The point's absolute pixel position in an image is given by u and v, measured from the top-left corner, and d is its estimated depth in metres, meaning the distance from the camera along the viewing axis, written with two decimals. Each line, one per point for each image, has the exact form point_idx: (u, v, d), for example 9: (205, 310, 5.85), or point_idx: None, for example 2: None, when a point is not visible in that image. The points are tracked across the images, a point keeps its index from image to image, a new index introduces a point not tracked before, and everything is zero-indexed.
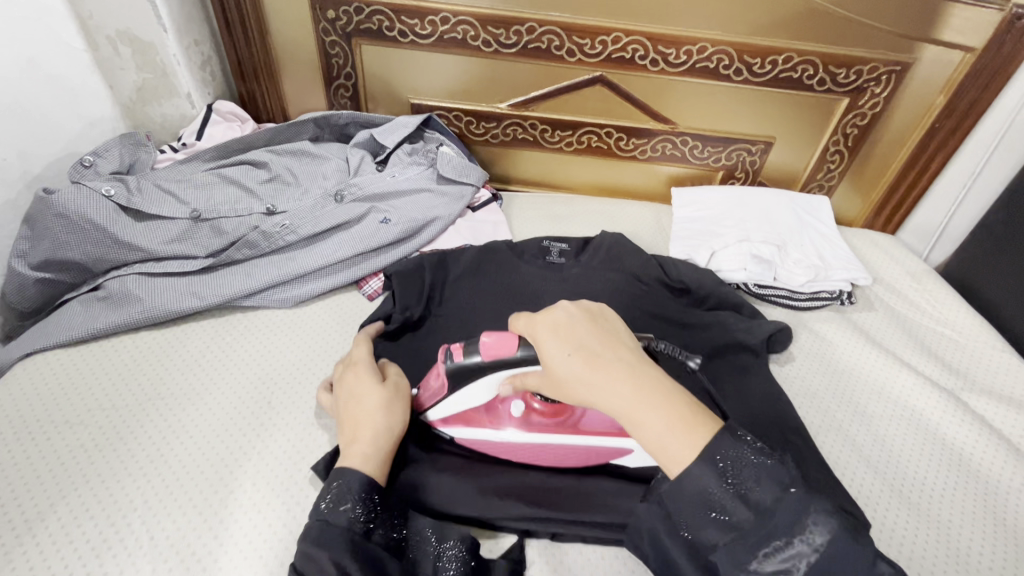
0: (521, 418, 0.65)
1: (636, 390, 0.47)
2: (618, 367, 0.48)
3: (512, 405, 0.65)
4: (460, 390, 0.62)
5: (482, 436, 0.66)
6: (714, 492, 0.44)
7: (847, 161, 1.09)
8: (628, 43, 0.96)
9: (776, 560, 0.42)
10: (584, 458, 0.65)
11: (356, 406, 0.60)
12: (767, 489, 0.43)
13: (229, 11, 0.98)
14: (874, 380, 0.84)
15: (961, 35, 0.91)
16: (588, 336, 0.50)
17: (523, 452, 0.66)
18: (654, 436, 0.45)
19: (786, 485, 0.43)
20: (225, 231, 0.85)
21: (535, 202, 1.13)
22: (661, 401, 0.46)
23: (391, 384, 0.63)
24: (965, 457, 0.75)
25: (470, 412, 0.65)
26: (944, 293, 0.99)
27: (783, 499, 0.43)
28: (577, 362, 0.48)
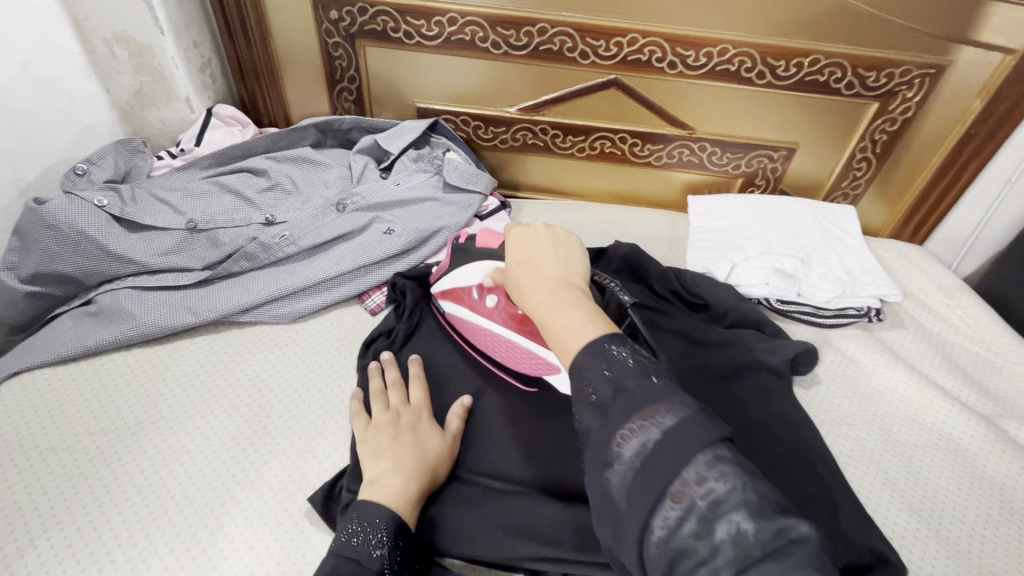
0: (492, 309, 0.70)
1: (558, 290, 0.49)
2: (550, 273, 0.51)
3: (494, 294, 0.70)
4: (456, 270, 0.74)
5: (460, 314, 0.73)
6: (587, 376, 0.42)
7: (874, 168, 1.04)
8: (644, 44, 0.91)
9: (632, 437, 0.38)
10: (526, 364, 0.68)
11: (411, 442, 0.59)
12: (634, 375, 0.41)
13: (228, 12, 0.95)
14: (906, 405, 0.79)
15: (1002, 36, 0.85)
16: (538, 252, 0.54)
17: (487, 339, 0.71)
18: (561, 325, 0.46)
19: (651, 375, 0.41)
20: (222, 243, 0.81)
21: (544, 210, 1.08)
22: (580, 305, 0.48)
23: (447, 438, 0.63)
24: (1008, 492, 0.70)
25: (459, 289, 0.73)
26: (978, 310, 0.93)
27: (645, 385, 0.40)
28: (520, 266, 0.53)
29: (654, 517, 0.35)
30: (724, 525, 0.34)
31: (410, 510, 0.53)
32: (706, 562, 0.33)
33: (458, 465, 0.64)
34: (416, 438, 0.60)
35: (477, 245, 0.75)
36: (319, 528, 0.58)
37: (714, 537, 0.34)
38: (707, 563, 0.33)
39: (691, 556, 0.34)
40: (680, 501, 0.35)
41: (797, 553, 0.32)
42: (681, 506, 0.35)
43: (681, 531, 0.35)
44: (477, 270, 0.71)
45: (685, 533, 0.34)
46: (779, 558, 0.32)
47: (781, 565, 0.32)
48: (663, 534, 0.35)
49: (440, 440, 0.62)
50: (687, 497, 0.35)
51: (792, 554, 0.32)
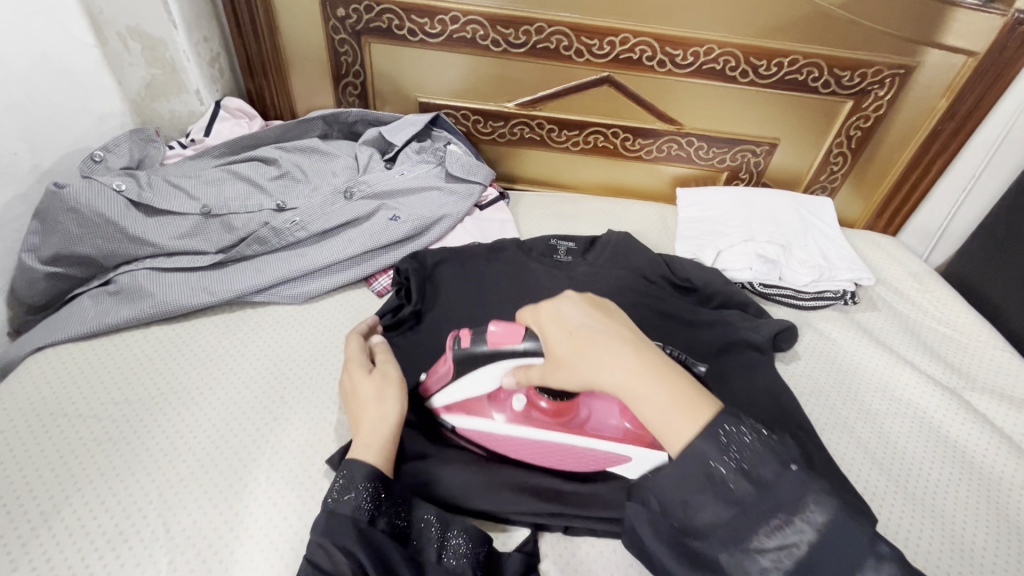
0: (522, 413, 0.66)
1: (636, 361, 0.46)
2: (623, 346, 0.47)
3: (519, 396, 0.65)
4: (460, 381, 0.64)
5: (484, 429, 0.66)
6: (717, 469, 0.42)
7: (849, 163, 1.11)
8: (636, 43, 0.97)
9: (779, 535, 0.41)
10: (580, 461, 0.64)
11: (355, 400, 0.60)
12: (769, 467, 0.42)
13: (238, 8, 0.99)
14: (878, 379, 0.85)
15: (964, 39, 0.93)
16: (580, 318, 0.50)
17: (525, 447, 0.65)
18: (657, 411, 0.44)
19: (787, 464, 0.42)
20: (235, 227, 0.85)
21: (540, 202, 1.13)
22: (666, 381, 0.45)
23: (377, 373, 0.61)
24: (970, 455, 0.76)
25: (474, 401, 0.67)
26: (944, 294, 1.00)
27: (782, 477, 0.42)
28: (582, 339, 0.48)
29: None
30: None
31: (383, 456, 0.55)
32: None
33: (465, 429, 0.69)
34: (354, 395, 0.60)
35: (490, 346, 0.59)
36: None
37: None
38: None
39: None
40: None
41: None
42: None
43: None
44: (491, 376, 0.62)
45: None
46: None
47: None
48: None
49: (370, 381, 0.60)
50: None
51: None
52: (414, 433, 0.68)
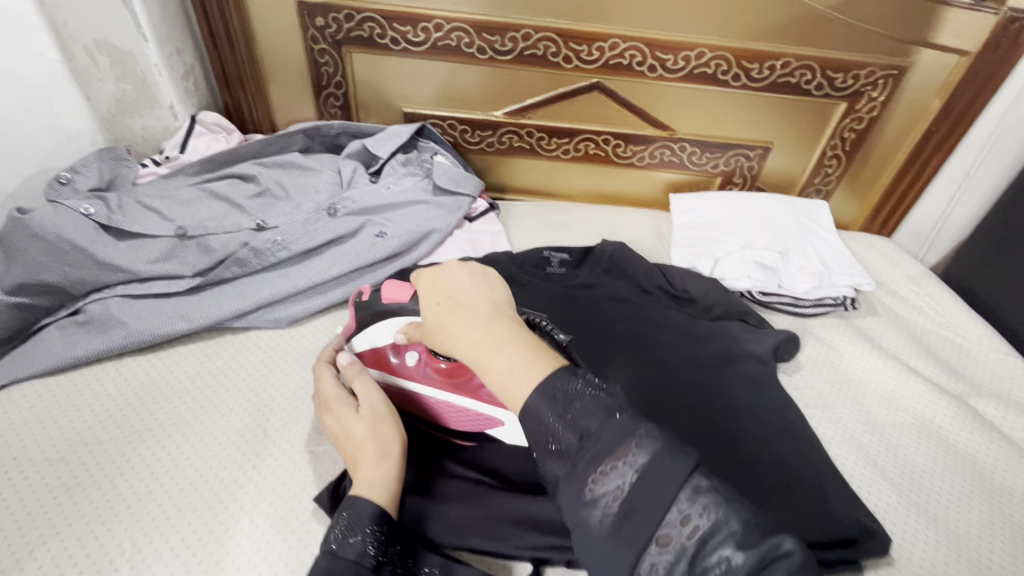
0: (415, 369, 0.65)
1: (490, 327, 0.46)
2: (474, 312, 0.47)
3: (415, 351, 0.65)
4: (362, 332, 0.66)
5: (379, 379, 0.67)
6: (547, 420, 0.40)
7: (844, 165, 1.09)
8: (625, 49, 0.94)
9: (607, 480, 0.38)
10: (463, 420, 0.66)
11: (347, 440, 0.56)
12: (593, 416, 0.40)
13: (212, 19, 0.95)
14: (883, 387, 0.83)
15: (957, 39, 0.91)
16: (456, 288, 0.50)
17: (420, 402, 0.66)
18: (500, 372, 0.43)
19: (612, 412, 0.40)
20: (213, 249, 0.81)
21: (531, 211, 1.10)
22: (511, 345, 0.44)
23: (364, 408, 0.57)
24: (981, 466, 0.74)
25: (376, 353, 0.67)
26: (944, 296, 0.99)
27: (608, 424, 0.39)
28: (439, 310, 0.48)
29: (642, 561, 0.36)
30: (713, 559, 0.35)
31: (391, 493, 0.51)
32: None
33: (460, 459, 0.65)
34: (347, 435, 0.56)
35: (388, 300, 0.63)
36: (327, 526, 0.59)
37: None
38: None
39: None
40: (669, 545, 0.36)
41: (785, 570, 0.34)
42: (671, 551, 0.36)
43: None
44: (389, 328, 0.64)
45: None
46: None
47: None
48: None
49: (360, 420, 0.56)
50: (674, 540, 0.36)
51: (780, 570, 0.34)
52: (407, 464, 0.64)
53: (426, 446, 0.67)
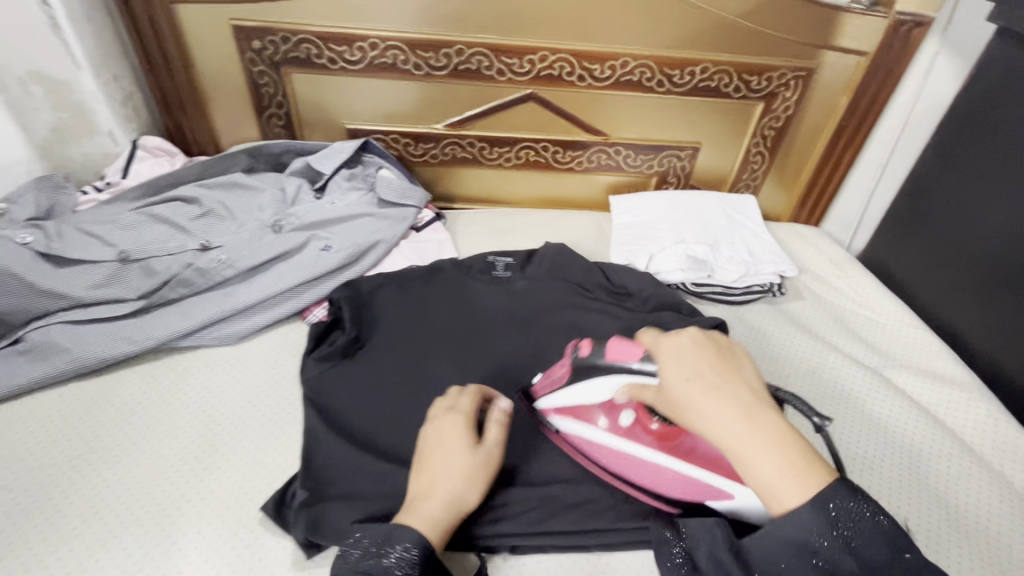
0: (628, 428, 0.64)
1: (756, 424, 0.47)
2: (736, 403, 0.49)
3: (628, 411, 0.65)
4: (572, 385, 0.68)
5: (582, 433, 0.67)
6: (816, 542, 0.44)
7: (768, 161, 1.17)
8: (554, 60, 1.00)
9: None
10: (674, 488, 0.62)
11: (441, 460, 0.57)
12: (871, 546, 0.45)
13: (148, 45, 0.96)
14: (805, 363, 0.89)
15: (855, 41, 1.00)
16: (704, 367, 0.51)
17: (627, 463, 0.64)
18: (763, 476, 0.46)
19: (902, 550, 0.45)
20: (157, 271, 0.82)
21: (477, 219, 1.14)
22: (776, 446, 0.47)
23: (483, 451, 0.59)
24: (892, 428, 0.80)
25: (580, 407, 0.67)
26: (862, 278, 1.07)
27: (895, 561, 0.45)
28: (693, 393, 0.50)
29: None
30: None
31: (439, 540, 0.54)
32: None
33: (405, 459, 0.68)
34: (447, 462, 0.57)
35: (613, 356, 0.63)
36: (273, 533, 0.61)
37: None
38: None
39: None
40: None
41: None
42: None
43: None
44: (600, 387, 0.65)
45: None
46: None
47: None
48: None
49: (466, 456, 0.58)
50: None
51: None
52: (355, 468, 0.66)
53: (376, 446, 0.70)
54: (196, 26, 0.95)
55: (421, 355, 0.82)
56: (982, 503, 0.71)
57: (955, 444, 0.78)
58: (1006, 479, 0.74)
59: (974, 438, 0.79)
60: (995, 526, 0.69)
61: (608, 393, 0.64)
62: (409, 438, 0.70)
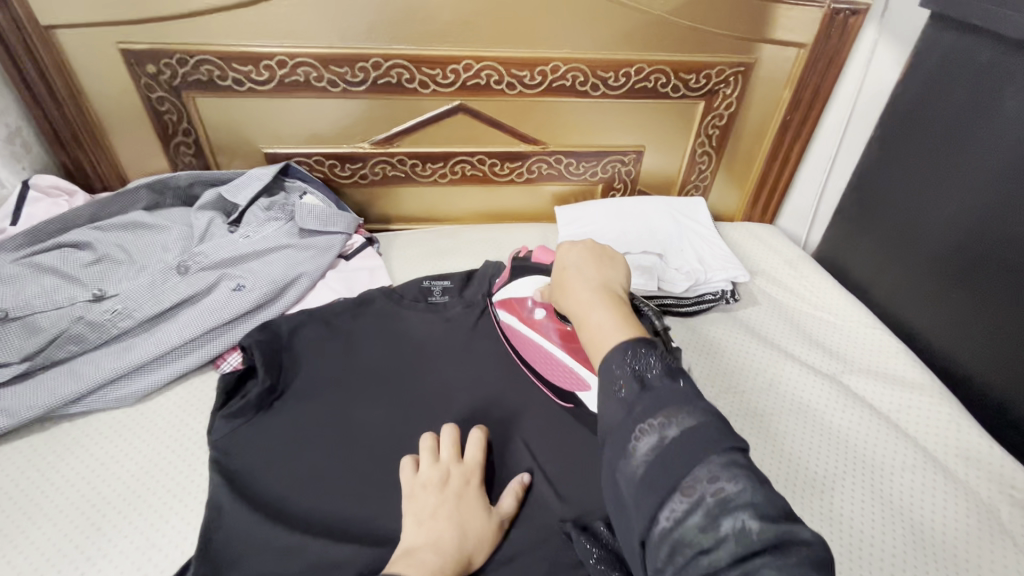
0: (540, 322, 0.74)
1: (595, 289, 0.52)
2: (591, 279, 0.54)
3: (544, 309, 0.74)
4: (515, 281, 0.78)
5: (510, 321, 0.78)
6: (613, 379, 0.43)
7: (714, 160, 1.12)
8: (479, 69, 0.94)
9: (650, 431, 0.39)
10: (562, 377, 0.70)
11: (455, 514, 0.56)
12: (658, 375, 0.42)
13: (29, 76, 0.87)
14: (762, 374, 0.84)
15: (792, 33, 0.96)
16: (574, 254, 0.58)
17: (532, 350, 0.74)
18: (593, 327, 0.49)
19: (676, 378, 0.42)
20: (42, 328, 0.74)
21: (414, 241, 1.07)
22: (612, 308, 0.50)
23: (496, 517, 0.59)
24: (853, 441, 0.75)
25: (516, 300, 0.77)
26: (817, 277, 1.03)
27: (674, 386, 0.41)
28: (563, 271, 0.57)
29: (661, 509, 0.37)
30: (730, 521, 0.35)
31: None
32: (706, 552, 0.35)
33: (318, 525, 0.61)
34: (458, 513, 0.56)
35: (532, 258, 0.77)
36: None
37: (720, 530, 0.35)
38: (710, 552, 0.34)
39: (694, 546, 0.35)
40: (691, 495, 0.37)
41: (796, 550, 0.33)
42: (693, 501, 0.36)
43: (687, 525, 0.36)
44: (530, 283, 0.76)
45: (691, 526, 0.36)
46: (781, 551, 0.33)
47: (777, 559, 0.33)
48: (670, 525, 0.36)
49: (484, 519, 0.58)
50: (697, 491, 0.36)
51: (791, 550, 0.33)
52: (263, 543, 0.59)
53: (288, 513, 0.62)
54: (82, 53, 0.87)
55: (345, 401, 0.74)
56: (948, 520, 0.67)
57: (918, 455, 0.73)
58: (973, 491, 0.70)
59: (939, 448, 0.74)
60: (964, 544, 0.64)
61: (536, 288, 0.75)
62: (327, 500, 0.64)
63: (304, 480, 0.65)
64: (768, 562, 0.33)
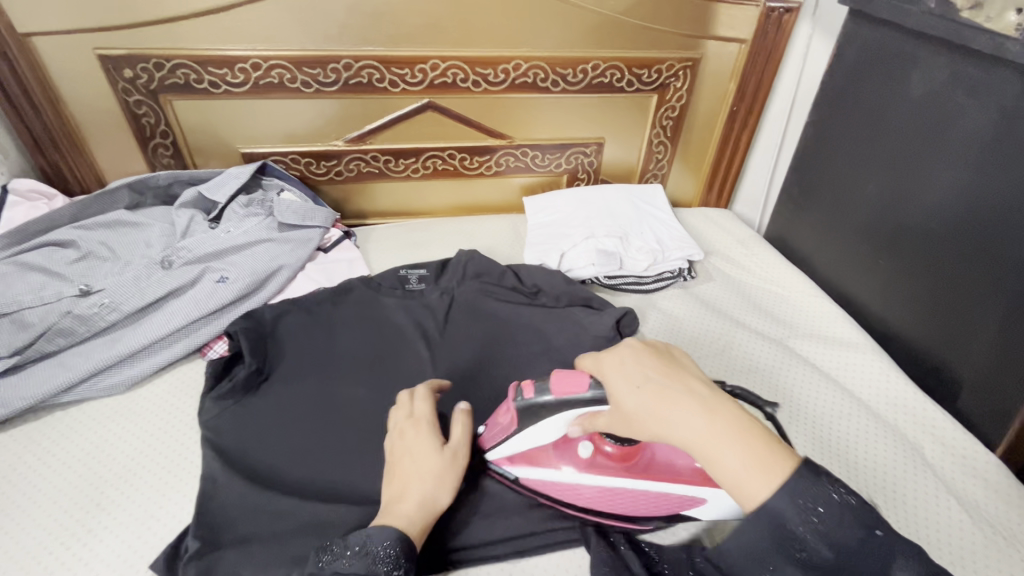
0: (588, 460, 0.63)
1: (708, 422, 0.46)
2: (694, 398, 0.48)
3: (586, 443, 0.63)
4: (526, 430, 0.62)
5: (543, 477, 0.64)
6: (795, 536, 0.42)
7: (670, 150, 1.20)
8: (446, 68, 1.00)
9: None
10: (652, 506, 0.62)
11: (409, 464, 0.59)
12: (852, 532, 0.42)
13: (6, 82, 0.89)
14: (715, 341, 0.92)
15: (733, 30, 1.05)
16: (644, 376, 0.50)
17: (595, 497, 0.63)
18: (730, 475, 0.44)
19: (872, 527, 0.42)
20: (31, 323, 0.77)
21: (390, 234, 1.12)
22: (738, 437, 0.45)
23: (451, 451, 0.61)
24: (796, 396, 0.83)
25: (537, 451, 0.64)
26: (767, 254, 1.11)
27: (869, 541, 0.42)
28: (642, 403, 0.49)
29: None
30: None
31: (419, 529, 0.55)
32: None
33: (308, 491, 0.66)
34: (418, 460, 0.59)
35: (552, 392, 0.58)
36: None
37: None
38: None
39: None
40: None
41: None
42: None
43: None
44: (555, 427, 0.61)
45: None
46: None
47: None
48: None
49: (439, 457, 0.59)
50: None
51: None
52: (256, 509, 0.63)
53: (279, 483, 0.67)
54: (60, 59, 0.90)
55: (329, 381, 0.79)
56: (879, 459, 0.74)
57: (853, 404, 0.81)
58: (901, 432, 0.78)
59: (871, 397, 0.83)
60: (892, 476, 0.72)
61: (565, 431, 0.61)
62: (317, 468, 0.68)
63: (293, 453, 0.70)
64: None
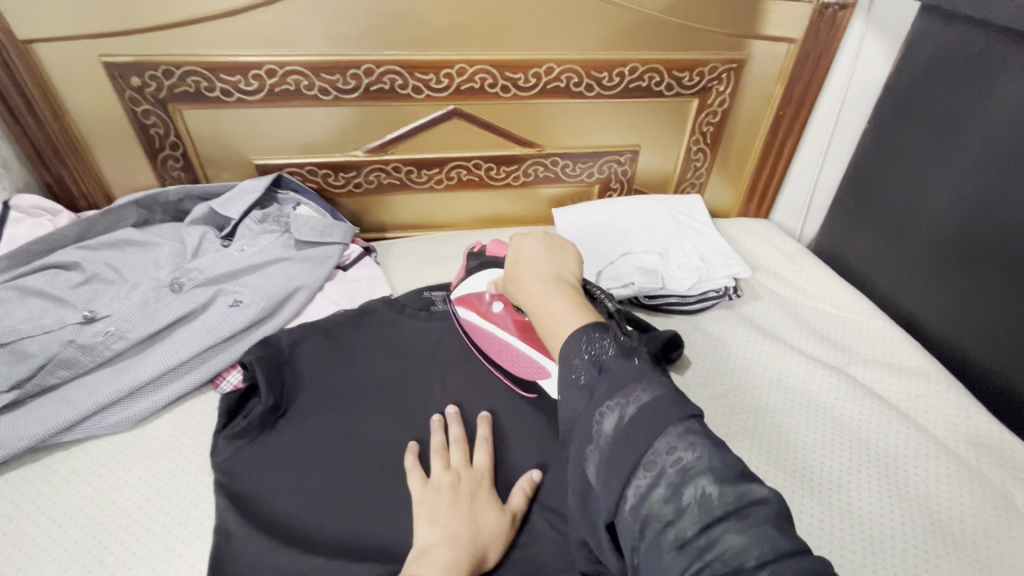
0: (498, 315, 0.76)
1: (548, 283, 0.57)
2: (544, 269, 0.60)
3: (501, 301, 0.76)
4: (472, 278, 0.80)
5: (470, 318, 0.78)
6: (576, 362, 0.47)
7: (709, 157, 1.12)
8: (473, 73, 0.93)
9: (611, 411, 0.42)
10: (525, 369, 0.72)
11: (469, 510, 0.56)
12: (618, 359, 0.45)
13: (5, 94, 0.83)
14: (769, 371, 0.84)
15: (782, 28, 0.97)
16: (531, 253, 0.63)
17: (494, 345, 0.75)
18: (553, 316, 0.54)
19: (633, 357, 0.46)
20: (31, 355, 0.71)
21: (413, 248, 1.05)
22: (567, 297, 0.55)
23: (508, 515, 0.59)
24: (866, 436, 0.74)
25: (473, 295, 0.78)
26: (817, 270, 1.03)
27: (626, 365, 0.45)
28: (518, 264, 0.62)
29: (627, 487, 0.39)
30: (691, 489, 0.37)
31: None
32: (673, 523, 0.36)
33: (331, 544, 0.59)
34: (471, 508, 0.57)
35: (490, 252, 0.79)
36: None
37: (682, 498, 0.37)
38: (673, 522, 0.36)
39: (658, 518, 0.37)
40: (652, 468, 0.39)
41: (755, 512, 0.35)
42: (653, 472, 0.39)
43: (651, 498, 0.38)
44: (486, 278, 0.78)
45: (655, 498, 0.37)
46: (740, 515, 0.35)
47: (740, 522, 0.35)
48: (636, 500, 0.38)
49: (497, 513, 0.58)
50: (657, 465, 0.39)
51: (751, 513, 0.35)
52: (275, 566, 0.57)
53: (300, 535, 0.60)
54: (63, 68, 0.84)
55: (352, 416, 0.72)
56: (964, 508, 0.66)
57: (930, 445, 0.73)
58: (987, 478, 0.70)
59: (948, 435, 0.75)
60: (982, 531, 0.64)
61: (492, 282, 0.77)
62: (341, 518, 0.62)
63: (312, 501, 0.63)
64: (732, 525, 0.35)
